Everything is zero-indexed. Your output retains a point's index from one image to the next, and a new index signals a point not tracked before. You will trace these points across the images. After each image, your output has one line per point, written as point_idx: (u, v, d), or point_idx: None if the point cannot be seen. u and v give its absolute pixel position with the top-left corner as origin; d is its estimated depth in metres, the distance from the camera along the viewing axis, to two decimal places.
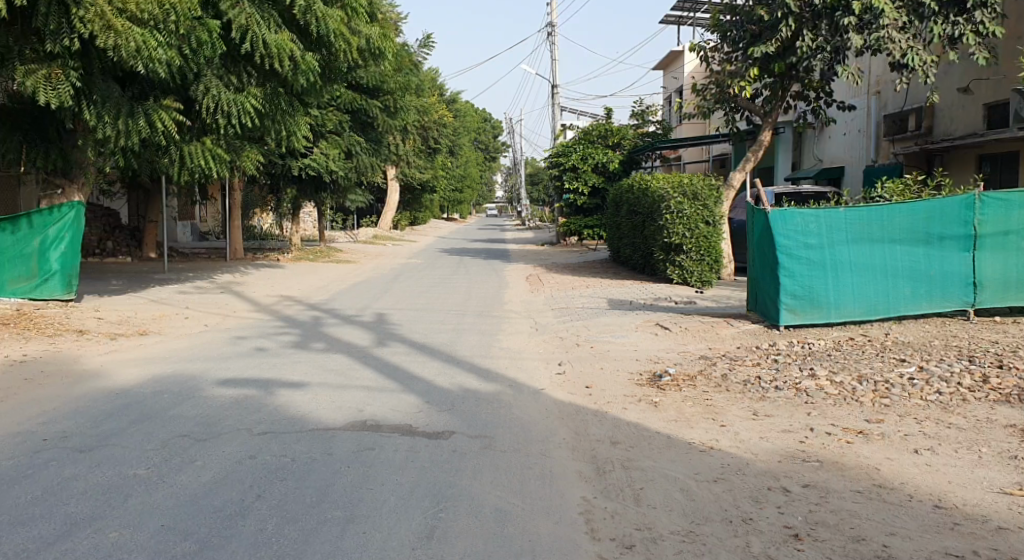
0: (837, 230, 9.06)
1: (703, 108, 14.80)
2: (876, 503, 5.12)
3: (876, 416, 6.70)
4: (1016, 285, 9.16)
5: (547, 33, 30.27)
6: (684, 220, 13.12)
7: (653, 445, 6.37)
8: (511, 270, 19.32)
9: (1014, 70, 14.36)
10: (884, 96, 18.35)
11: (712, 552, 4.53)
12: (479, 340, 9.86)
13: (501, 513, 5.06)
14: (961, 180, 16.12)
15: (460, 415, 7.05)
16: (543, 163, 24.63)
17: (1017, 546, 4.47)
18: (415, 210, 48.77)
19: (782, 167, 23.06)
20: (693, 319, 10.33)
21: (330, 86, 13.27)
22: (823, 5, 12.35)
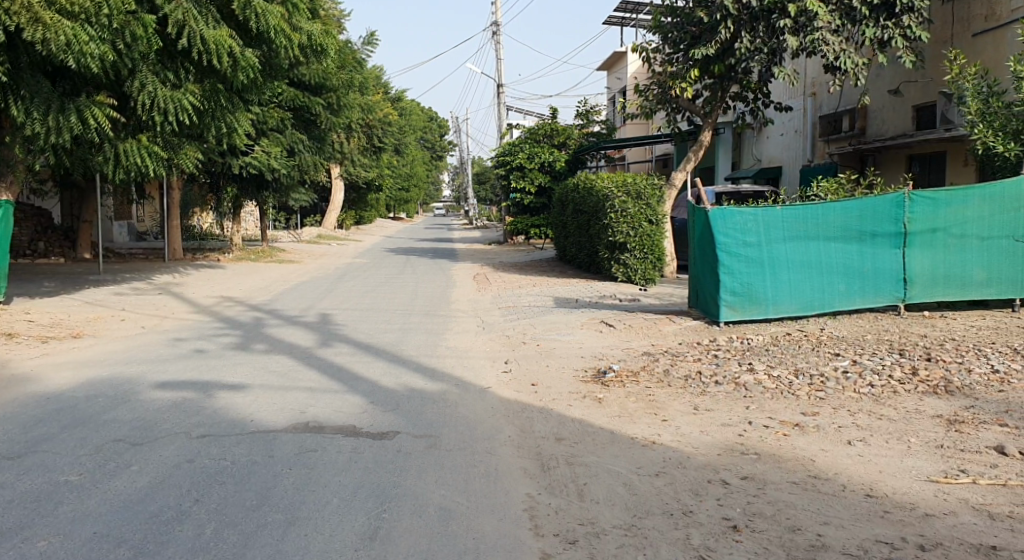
0: (774, 228, 9.27)
1: (646, 109, 14.96)
2: (811, 494, 5.26)
3: (811, 409, 6.88)
4: (943, 281, 9.47)
5: (493, 31, 30.27)
6: (628, 218, 13.27)
7: (596, 441, 6.44)
8: (458, 270, 19.27)
9: (942, 73, 14.88)
10: (820, 97, 18.83)
11: (653, 547, 4.59)
12: (425, 339, 9.81)
13: (446, 512, 5.06)
14: (892, 180, 16.64)
15: (405, 416, 7.01)
16: (489, 162, 24.67)
17: (942, 532, 4.64)
18: (360, 209, 48.38)
19: (722, 167, 23.54)
20: (637, 316, 10.46)
21: (271, 83, 13.07)
22: (760, 8, 12.62)
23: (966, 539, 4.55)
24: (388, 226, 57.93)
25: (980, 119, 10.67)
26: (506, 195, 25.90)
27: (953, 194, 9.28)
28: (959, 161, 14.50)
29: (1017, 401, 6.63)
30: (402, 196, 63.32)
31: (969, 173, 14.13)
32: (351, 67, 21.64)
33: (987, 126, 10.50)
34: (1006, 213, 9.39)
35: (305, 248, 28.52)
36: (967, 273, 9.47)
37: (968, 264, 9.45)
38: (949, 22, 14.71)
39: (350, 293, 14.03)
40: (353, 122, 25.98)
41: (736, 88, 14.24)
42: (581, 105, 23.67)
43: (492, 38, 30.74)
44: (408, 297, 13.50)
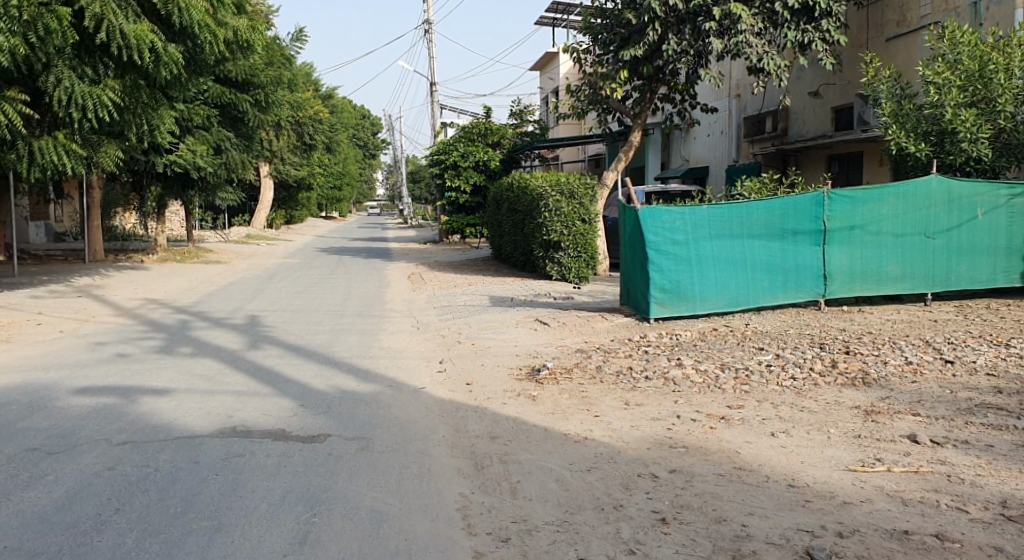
0: (701, 227, 9.44)
1: (578, 108, 15.07)
2: (736, 485, 5.40)
3: (737, 402, 7.06)
4: (861, 276, 9.83)
5: (425, 29, 30.04)
6: (561, 217, 13.34)
7: (530, 438, 6.47)
8: (393, 269, 19.11)
9: (858, 76, 15.42)
10: (744, 99, 19.33)
11: (585, 542, 4.65)
12: (357, 340, 9.71)
13: (377, 514, 5.02)
14: (813, 179, 17.18)
15: (336, 418, 6.91)
16: (424, 160, 24.53)
17: (859, 519, 4.82)
18: (292, 207, 47.56)
19: (652, 167, 24.00)
20: (570, 314, 10.55)
21: (196, 78, 12.72)
22: (686, 10, 12.87)
23: (881, 525, 4.73)
24: (324, 226, 57.10)
25: (893, 120, 11.10)
26: (441, 194, 25.81)
27: (868, 193, 9.64)
28: (875, 161, 15.04)
29: (928, 391, 6.93)
30: (337, 194, 62.38)
31: (884, 172, 14.68)
32: (279, 64, 21.20)
33: (900, 127, 10.93)
34: (919, 211, 9.79)
35: (234, 249, 27.88)
36: (882, 268, 9.85)
37: (883, 260, 9.83)
38: (864, 27, 15.29)
39: (279, 293, 13.77)
40: (282, 120, 25.41)
41: (664, 89, 14.49)
42: (515, 105, 23.70)
43: (424, 37, 30.55)
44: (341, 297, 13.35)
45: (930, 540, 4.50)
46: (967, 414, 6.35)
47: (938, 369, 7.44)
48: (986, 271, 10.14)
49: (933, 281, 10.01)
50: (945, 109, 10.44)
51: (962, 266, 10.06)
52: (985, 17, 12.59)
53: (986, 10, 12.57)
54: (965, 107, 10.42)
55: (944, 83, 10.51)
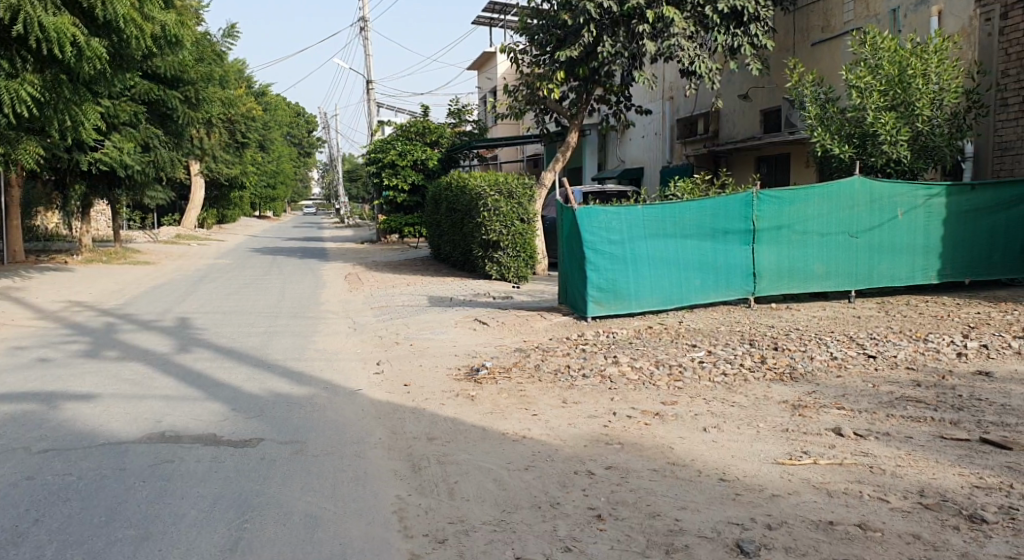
0: (636, 226, 9.57)
1: (515, 109, 15.12)
2: (669, 480, 5.50)
3: (671, 398, 7.19)
4: (788, 275, 10.11)
5: (360, 27, 29.67)
6: (500, 217, 13.34)
7: (468, 438, 6.46)
8: (329, 270, 18.82)
9: (784, 80, 15.87)
10: (676, 102, 19.70)
11: (521, 541, 4.67)
12: (292, 342, 9.55)
13: (312, 518, 4.95)
14: (742, 180, 17.61)
15: (270, 422, 6.79)
16: (360, 159, 24.26)
17: (786, 511, 4.95)
18: (224, 207, 46.43)
19: (589, 167, 24.25)
20: (509, 313, 10.57)
21: (122, 73, 12.32)
22: (621, 13, 13.01)
23: (807, 517, 4.87)
24: (255, 226, 55.92)
25: (819, 124, 11.45)
26: (378, 193, 25.56)
27: (795, 193, 9.92)
28: (801, 162, 15.46)
29: (852, 385, 7.17)
30: (271, 193, 61.08)
31: (810, 174, 15.10)
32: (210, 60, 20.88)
33: (824, 130, 11.28)
34: (843, 211, 10.12)
35: (161, 249, 27.02)
36: (808, 267, 10.16)
37: (809, 259, 10.14)
38: (791, 32, 15.77)
39: (209, 295, 13.42)
40: (212, 118, 24.75)
41: (600, 91, 14.62)
42: (453, 104, 23.63)
43: (360, 35, 30.20)
44: (274, 298, 13.11)
45: (853, 530, 4.66)
46: (888, 407, 6.58)
47: (862, 364, 7.70)
48: (906, 269, 10.54)
49: (856, 279, 10.37)
50: (867, 112, 10.82)
51: (883, 264, 10.43)
52: (903, 24, 13.11)
53: (904, 17, 13.09)
54: (886, 111, 10.81)
55: (866, 88, 10.89)
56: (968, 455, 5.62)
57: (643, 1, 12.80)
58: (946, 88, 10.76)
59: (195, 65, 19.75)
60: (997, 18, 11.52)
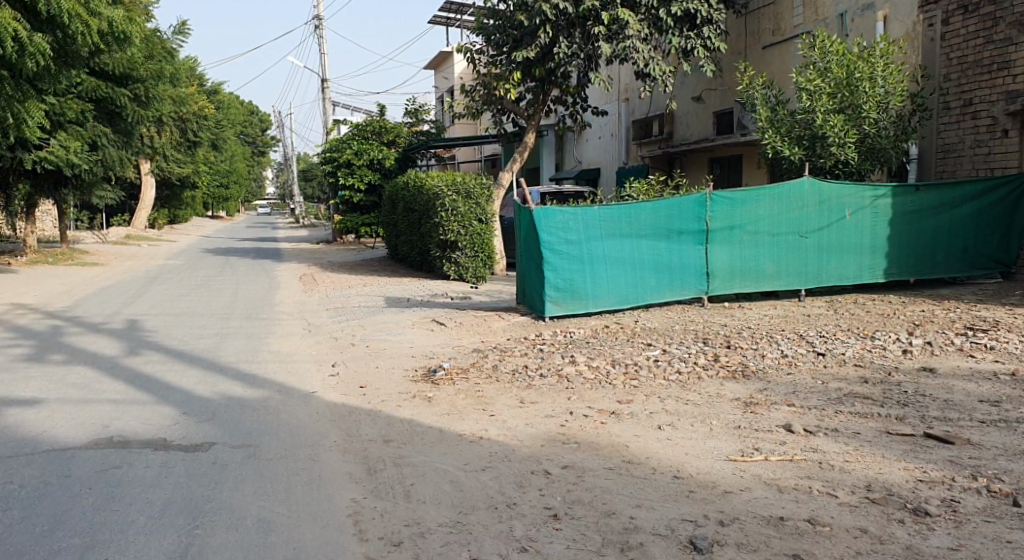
0: (592, 226, 9.62)
1: (472, 109, 15.09)
2: (624, 478, 5.54)
3: (627, 396, 7.24)
4: (741, 274, 10.27)
5: (315, 24, 29.35)
6: (458, 217, 13.32)
7: (424, 440, 6.43)
8: (283, 270, 18.58)
9: (736, 83, 16.12)
10: (633, 103, 19.86)
11: (477, 542, 4.66)
12: (245, 344, 9.41)
13: (264, 523, 4.88)
14: (696, 181, 17.83)
15: (222, 425, 6.68)
16: (315, 158, 24.00)
17: (739, 507, 5.02)
18: (176, 206, 45.46)
19: (547, 167, 24.34)
20: (466, 314, 10.55)
21: (68, 70, 12.06)
22: (576, 14, 13.08)
23: (759, 512, 4.94)
24: (210, 226, 54.88)
25: (769, 126, 11.63)
26: (334, 192, 25.30)
27: (747, 194, 10.07)
28: (753, 164, 15.68)
29: (802, 382, 7.30)
30: (225, 192, 60.10)
31: (761, 175, 15.31)
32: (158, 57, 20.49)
33: (775, 132, 11.46)
34: (793, 212, 10.31)
35: (109, 250, 26.32)
36: (760, 266, 10.32)
37: (760, 259, 10.31)
38: (743, 35, 16.05)
39: (159, 297, 13.14)
40: (162, 116, 24.22)
41: (557, 91, 14.66)
42: (411, 103, 23.73)
43: (315, 33, 29.84)
44: (226, 300, 12.90)
45: (803, 525, 4.74)
46: (836, 404, 6.72)
47: (812, 362, 7.85)
48: (854, 269, 10.77)
49: (806, 278, 10.57)
50: (816, 114, 11.02)
51: (832, 264, 10.65)
52: (851, 28, 13.42)
53: (852, 22, 13.40)
54: (834, 113, 11.02)
55: (815, 90, 11.09)
56: (912, 450, 5.75)
57: (598, 3, 12.90)
58: (892, 92, 11.03)
59: (144, 62, 19.35)
60: (939, 24, 11.87)
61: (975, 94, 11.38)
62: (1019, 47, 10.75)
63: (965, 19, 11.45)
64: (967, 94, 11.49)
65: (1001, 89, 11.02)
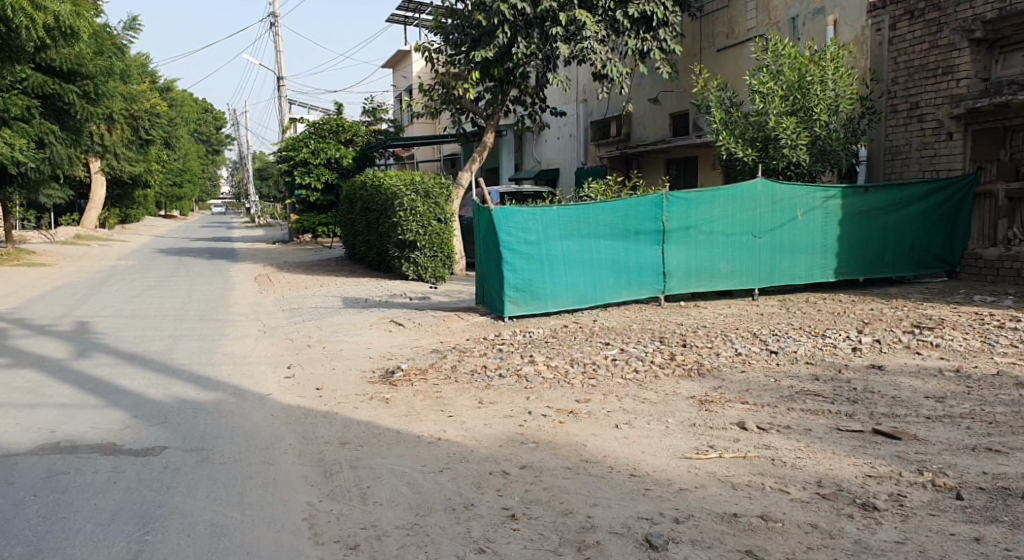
0: (551, 226, 9.65)
1: (431, 108, 15.04)
2: (581, 477, 5.56)
3: (585, 395, 7.28)
4: (697, 274, 10.40)
5: (271, 21, 28.97)
6: (416, 216, 13.26)
7: (381, 442, 6.38)
8: (237, 270, 18.31)
9: (692, 85, 16.33)
10: (591, 103, 19.97)
11: (434, 544, 4.64)
12: (199, 346, 9.24)
13: (217, 528, 4.81)
14: (653, 181, 17.99)
15: (174, 429, 6.56)
16: (271, 157, 23.70)
17: (694, 505, 5.08)
18: (128, 205, 44.44)
19: (507, 167, 24.37)
20: (425, 314, 10.51)
21: (12, 65, 11.80)
22: (534, 14, 13.12)
23: (713, 509, 5.00)
24: (164, 225, 53.75)
25: (723, 128, 11.79)
26: (290, 192, 25.00)
27: (702, 195, 10.21)
28: (708, 165, 15.88)
29: (756, 380, 7.41)
30: (178, 191, 58.96)
31: (716, 175, 15.49)
32: (107, 53, 20.18)
33: (729, 134, 11.62)
34: (747, 212, 10.48)
35: (56, 251, 25.58)
36: (715, 266, 10.46)
37: (715, 258, 10.45)
38: (698, 38, 16.28)
39: (108, 299, 12.81)
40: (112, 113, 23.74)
41: (515, 91, 14.69)
42: (368, 102, 23.46)
43: (271, 31, 29.45)
44: (179, 301, 12.66)
45: (756, 521, 4.81)
46: (789, 401, 6.83)
47: (765, 359, 7.98)
48: (805, 268, 10.96)
49: (759, 277, 10.73)
50: (769, 117, 11.20)
51: (785, 263, 10.84)
52: (802, 32, 13.71)
53: (803, 26, 13.68)
54: (786, 116, 11.23)
55: (768, 93, 11.26)
56: (861, 445, 5.88)
57: (556, 4, 12.96)
58: (842, 95, 11.27)
59: (93, 57, 18.96)
60: (887, 29, 12.20)
61: (922, 98, 11.70)
62: (962, 52, 11.07)
63: (912, 24, 11.79)
64: (914, 98, 11.80)
65: (946, 93, 11.34)
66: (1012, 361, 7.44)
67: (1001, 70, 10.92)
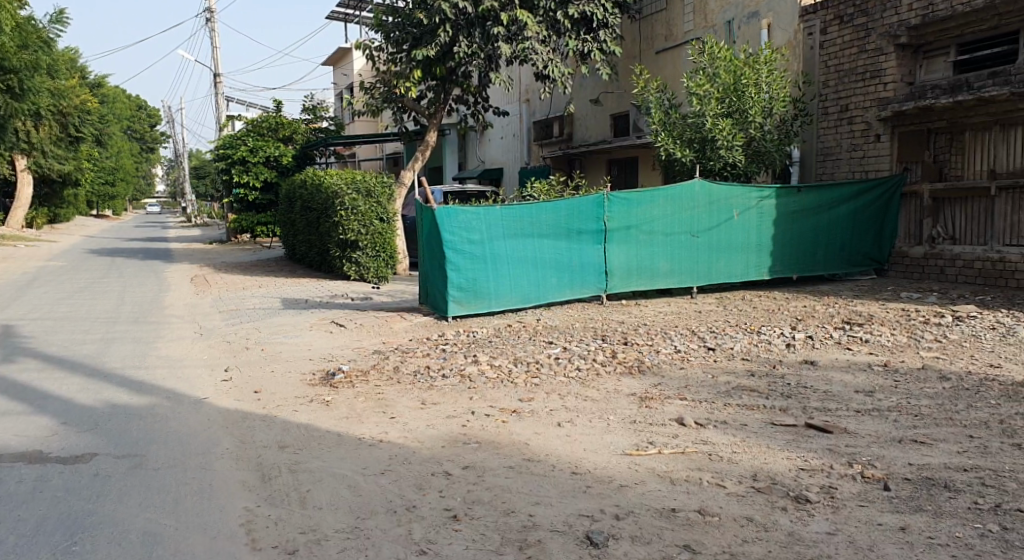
0: (494, 226, 9.66)
1: (372, 106, 14.88)
2: (524, 476, 5.57)
3: (527, 394, 7.31)
4: (637, 273, 10.54)
5: (206, 15, 28.32)
6: (358, 216, 13.13)
7: (322, 445, 6.29)
8: (171, 270, 18.12)
9: (632, 86, 16.54)
10: (533, 104, 20.04)
11: (375, 546, 4.60)
12: (132, 349, 8.99)
13: (150, 536, 4.68)
14: (595, 181, 18.14)
15: (106, 435, 6.36)
16: (208, 155, 23.09)
17: (634, 501, 5.13)
18: (58, 205, 42.90)
19: (449, 167, 24.31)
20: (367, 315, 10.42)
21: None
22: (476, 14, 13.12)
23: (652, 505, 5.06)
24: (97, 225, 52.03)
25: (662, 128, 11.94)
26: (227, 191, 24.47)
27: (642, 195, 10.35)
28: (648, 165, 16.09)
29: (694, 376, 7.54)
30: (111, 190, 57.15)
31: (656, 175, 15.70)
32: (34, 47, 19.64)
33: (667, 134, 11.77)
34: (685, 212, 10.66)
35: None
36: (655, 265, 10.62)
37: (655, 258, 10.60)
38: (637, 40, 16.52)
39: (35, 301, 12.34)
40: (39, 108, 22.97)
41: (458, 91, 14.67)
42: (308, 100, 23.12)
43: (207, 26, 28.79)
44: (111, 303, 12.26)
45: (693, 516, 4.88)
46: (725, 396, 6.96)
47: (703, 356, 8.12)
48: (741, 267, 11.20)
49: (697, 276, 10.91)
50: (706, 118, 11.39)
51: (723, 262, 11.05)
52: (738, 35, 14.00)
53: (738, 29, 13.98)
54: (722, 117, 11.44)
55: (704, 95, 11.42)
56: (795, 439, 6.02)
57: (497, 4, 12.98)
58: (775, 97, 11.58)
59: (18, 52, 18.52)
60: (818, 33, 12.59)
61: (851, 101, 12.10)
62: (889, 57, 11.45)
63: (842, 28, 12.17)
64: (844, 100, 12.19)
65: (874, 96, 11.73)
66: (937, 355, 7.73)
67: (925, 74, 11.31)
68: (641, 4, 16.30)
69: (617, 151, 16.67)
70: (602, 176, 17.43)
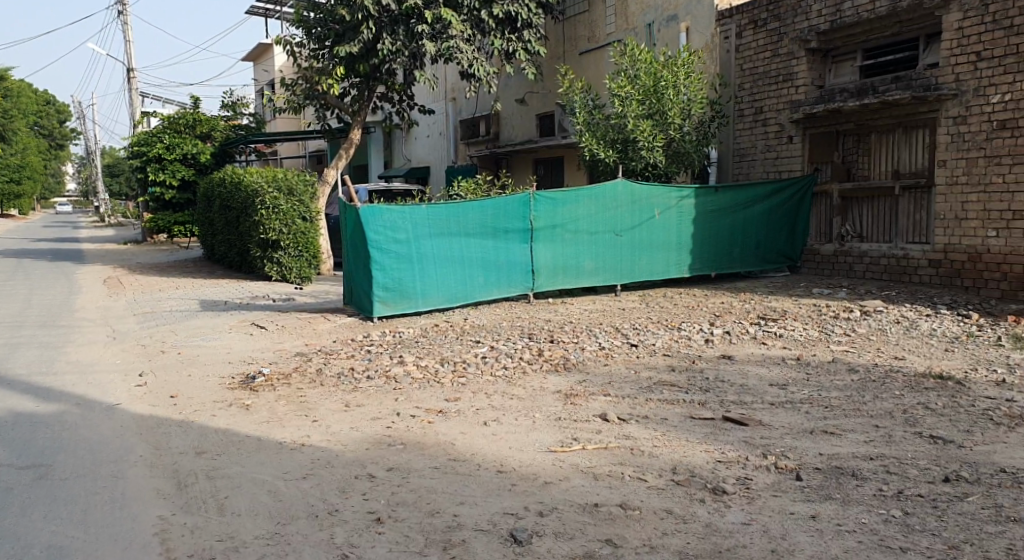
0: (420, 225, 9.60)
1: (294, 103, 14.52)
2: (448, 476, 5.56)
3: (453, 394, 7.28)
4: (563, 272, 10.63)
5: (119, 8, 27.29)
6: (280, 215, 12.90)
7: (242, 449, 6.14)
8: (82, 271, 17.73)
9: (557, 86, 16.71)
10: (461, 103, 20.03)
11: (296, 552, 4.52)
12: (37, 354, 8.59)
13: (56, 550, 4.48)
14: (522, 181, 18.24)
15: (9, 445, 6.06)
16: (121, 152, 22.45)
17: (557, 497, 5.17)
18: None
19: (375, 165, 24.02)
20: (289, 316, 10.24)
21: None
22: (399, 12, 13.01)
23: (575, 501, 5.11)
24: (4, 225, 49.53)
25: (586, 129, 12.07)
26: (142, 190, 23.68)
27: (568, 195, 10.45)
28: (573, 165, 16.26)
29: (617, 372, 7.65)
30: (20, 189, 54.53)
31: (581, 175, 15.89)
32: None
33: (591, 135, 11.90)
34: (609, 211, 10.82)
35: None
36: (580, 264, 10.73)
37: (580, 256, 10.71)
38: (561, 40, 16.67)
39: None
40: None
41: (382, 88, 14.56)
42: (227, 96, 22.47)
43: (120, 19, 27.70)
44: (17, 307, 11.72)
45: (615, 510, 4.95)
46: (647, 392, 7.07)
47: (626, 353, 8.25)
48: (663, 265, 11.43)
49: (621, 274, 11.07)
50: (628, 119, 11.56)
51: (646, 260, 11.25)
52: (658, 38, 14.26)
53: (658, 32, 14.23)
54: (643, 118, 11.65)
55: (625, 96, 11.57)
56: (713, 433, 6.16)
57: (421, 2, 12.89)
58: (694, 99, 11.80)
59: None
60: (733, 37, 12.94)
61: (766, 103, 12.49)
62: (801, 61, 11.85)
63: (756, 32, 12.54)
64: (759, 102, 12.58)
65: (787, 99, 12.12)
66: (847, 348, 8.03)
67: (834, 78, 11.80)
68: (564, 5, 16.48)
69: (543, 151, 16.79)
70: (529, 175, 17.54)
